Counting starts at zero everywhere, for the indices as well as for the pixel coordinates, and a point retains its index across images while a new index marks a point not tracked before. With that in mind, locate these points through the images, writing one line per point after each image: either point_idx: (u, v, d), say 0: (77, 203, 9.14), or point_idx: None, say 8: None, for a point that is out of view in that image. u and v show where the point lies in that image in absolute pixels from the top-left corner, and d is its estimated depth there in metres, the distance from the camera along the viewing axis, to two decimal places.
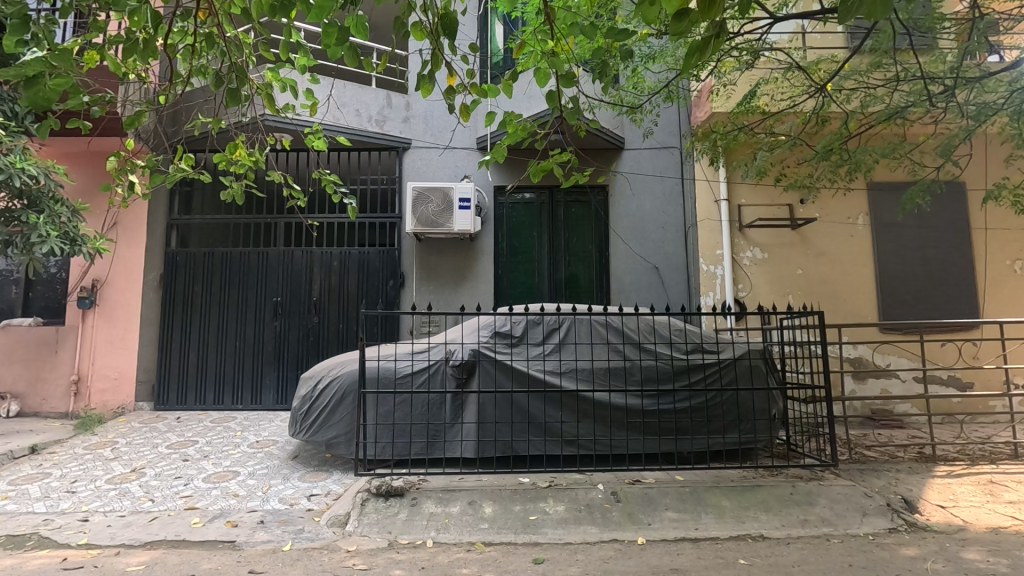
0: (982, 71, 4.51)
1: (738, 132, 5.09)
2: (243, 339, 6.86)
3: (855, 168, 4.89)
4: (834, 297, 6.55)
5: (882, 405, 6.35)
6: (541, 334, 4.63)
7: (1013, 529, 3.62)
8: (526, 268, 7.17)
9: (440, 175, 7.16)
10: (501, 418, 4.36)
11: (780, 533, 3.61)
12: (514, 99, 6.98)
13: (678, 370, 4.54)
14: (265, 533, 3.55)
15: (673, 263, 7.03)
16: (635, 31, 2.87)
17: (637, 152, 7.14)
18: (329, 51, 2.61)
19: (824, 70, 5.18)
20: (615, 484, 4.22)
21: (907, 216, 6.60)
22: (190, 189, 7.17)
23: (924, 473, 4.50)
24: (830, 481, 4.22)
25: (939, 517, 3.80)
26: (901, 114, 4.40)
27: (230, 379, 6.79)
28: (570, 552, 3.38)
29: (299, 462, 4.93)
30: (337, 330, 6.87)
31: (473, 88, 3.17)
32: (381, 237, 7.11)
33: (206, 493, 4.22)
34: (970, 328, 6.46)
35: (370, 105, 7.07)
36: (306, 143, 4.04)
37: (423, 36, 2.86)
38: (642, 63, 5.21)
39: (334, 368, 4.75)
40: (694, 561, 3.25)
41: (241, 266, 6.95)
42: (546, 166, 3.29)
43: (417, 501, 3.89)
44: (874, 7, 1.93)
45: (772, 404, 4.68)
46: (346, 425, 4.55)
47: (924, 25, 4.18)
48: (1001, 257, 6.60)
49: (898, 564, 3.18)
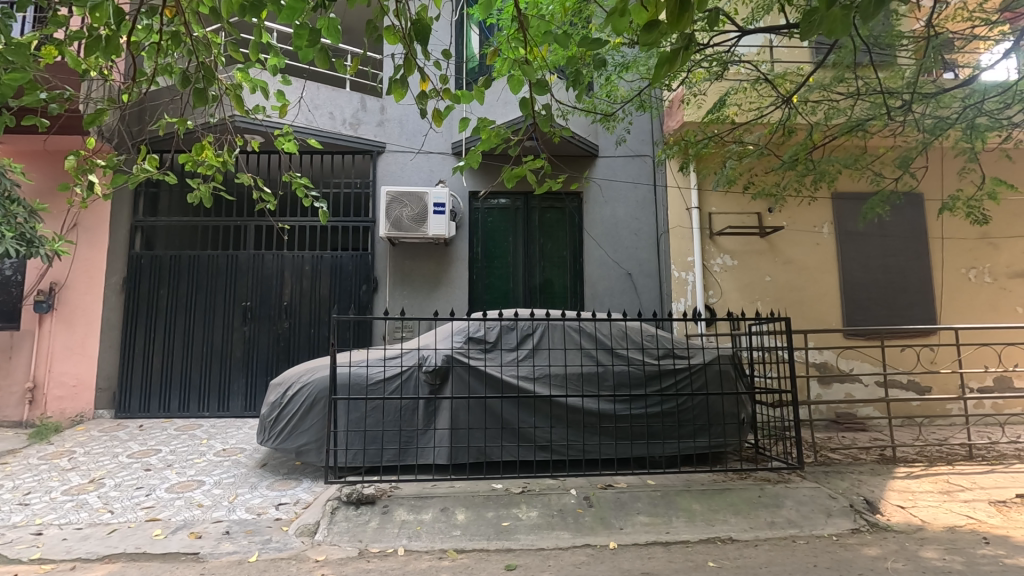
0: (938, 87, 4.70)
1: (707, 141, 5.19)
2: (210, 344, 6.69)
3: (819, 178, 5.03)
4: (801, 304, 6.73)
5: (846, 408, 6.55)
6: (515, 339, 4.63)
7: (968, 528, 3.76)
8: (500, 274, 7.17)
9: (415, 180, 7.12)
10: (474, 424, 4.37)
11: (749, 535, 3.67)
12: (489, 104, 6.99)
13: (650, 375, 4.61)
14: (230, 544, 3.45)
15: (646, 269, 7.14)
16: (607, 41, 2.92)
17: (611, 160, 7.24)
18: (300, 53, 2.57)
19: (791, 82, 5.33)
20: (587, 489, 4.24)
21: (869, 225, 6.83)
22: (156, 190, 6.97)
23: (885, 475, 4.64)
24: (797, 483, 4.32)
25: (899, 517, 3.93)
26: (862, 127, 4.54)
27: (196, 385, 6.62)
28: (543, 558, 3.38)
29: (268, 470, 4.83)
30: (308, 334, 6.76)
31: (446, 93, 3.14)
32: (354, 241, 7.03)
33: (168, 504, 4.08)
34: (928, 334, 6.71)
35: (344, 108, 7.01)
36: (275, 145, 3.97)
37: (397, 40, 2.83)
38: (615, 72, 5.25)
39: (304, 375, 4.67)
40: (664, 564, 3.28)
41: (209, 270, 6.79)
42: (521, 172, 3.31)
43: (389, 509, 3.85)
44: (833, 25, 2.01)
45: (741, 409, 4.78)
46: (316, 432, 4.48)
47: (884, 42, 4.35)
48: (956, 266, 6.87)
49: (860, 563, 3.26)
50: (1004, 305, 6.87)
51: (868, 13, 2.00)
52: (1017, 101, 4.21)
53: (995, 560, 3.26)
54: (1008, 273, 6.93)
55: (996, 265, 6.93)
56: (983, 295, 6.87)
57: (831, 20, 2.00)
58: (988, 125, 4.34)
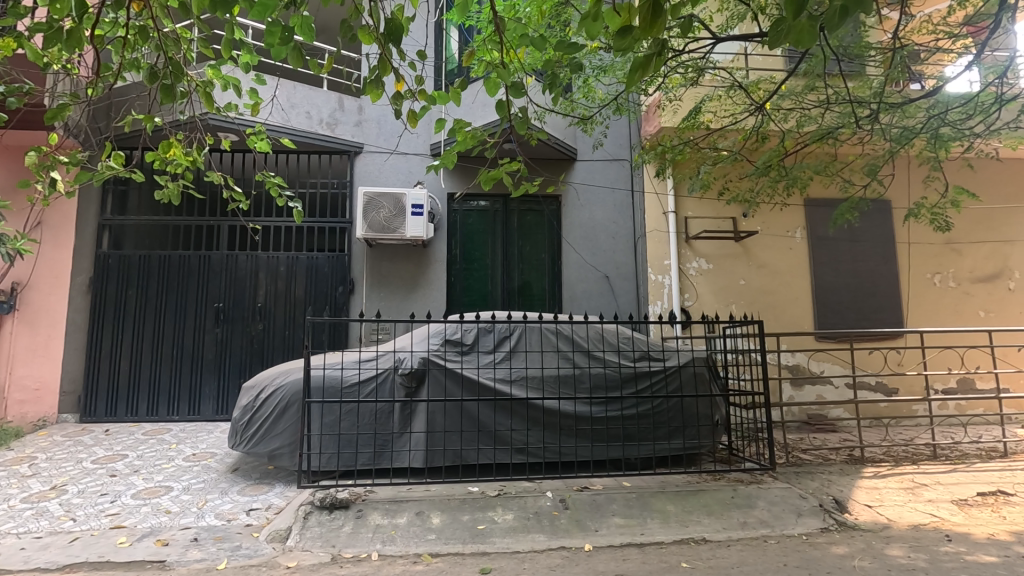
0: (904, 97, 4.83)
1: (683, 146, 5.24)
2: (181, 346, 6.54)
3: (792, 184, 5.12)
4: (774, 307, 6.84)
5: (817, 410, 6.69)
6: (492, 342, 4.64)
7: (931, 526, 3.86)
8: (479, 276, 7.16)
9: (393, 181, 7.07)
10: (450, 427, 4.35)
11: (721, 536, 3.72)
12: (467, 106, 6.98)
13: (626, 377, 4.65)
14: (198, 551, 3.37)
15: (623, 272, 7.20)
16: (583, 45, 2.95)
17: (589, 164, 7.29)
18: (273, 51, 2.53)
19: (764, 89, 5.42)
20: (563, 491, 4.25)
21: (839, 230, 7.01)
22: (125, 188, 6.80)
23: (854, 475, 4.75)
24: (769, 484, 4.39)
25: (866, 516, 4.02)
26: (832, 134, 4.65)
27: (166, 389, 6.46)
28: (518, 561, 3.37)
29: (239, 475, 4.73)
30: (283, 336, 6.66)
31: (421, 95, 3.12)
32: (330, 241, 6.95)
33: (134, 511, 3.97)
34: (895, 336, 6.90)
35: (322, 107, 6.93)
36: (247, 144, 3.89)
37: (372, 40, 2.79)
38: (593, 74, 5.31)
39: (278, 377, 4.59)
40: (639, 566, 3.30)
41: (181, 270, 6.63)
42: (497, 174, 3.31)
43: (363, 513, 3.81)
44: (801, 35, 2.05)
45: (715, 411, 4.84)
46: (290, 435, 4.41)
47: (853, 53, 4.48)
48: (922, 270, 7.08)
49: (829, 562, 3.32)
50: (967, 308, 7.09)
51: (832, 23, 2.05)
52: (977, 112, 4.37)
53: (957, 557, 3.35)
54: (971, 278, 7.16)
55: (960, 269, 7.15)
56: (948, 299, 7.08)
57: (798, 30, 2.04)
58: (951, 135, 4.48)
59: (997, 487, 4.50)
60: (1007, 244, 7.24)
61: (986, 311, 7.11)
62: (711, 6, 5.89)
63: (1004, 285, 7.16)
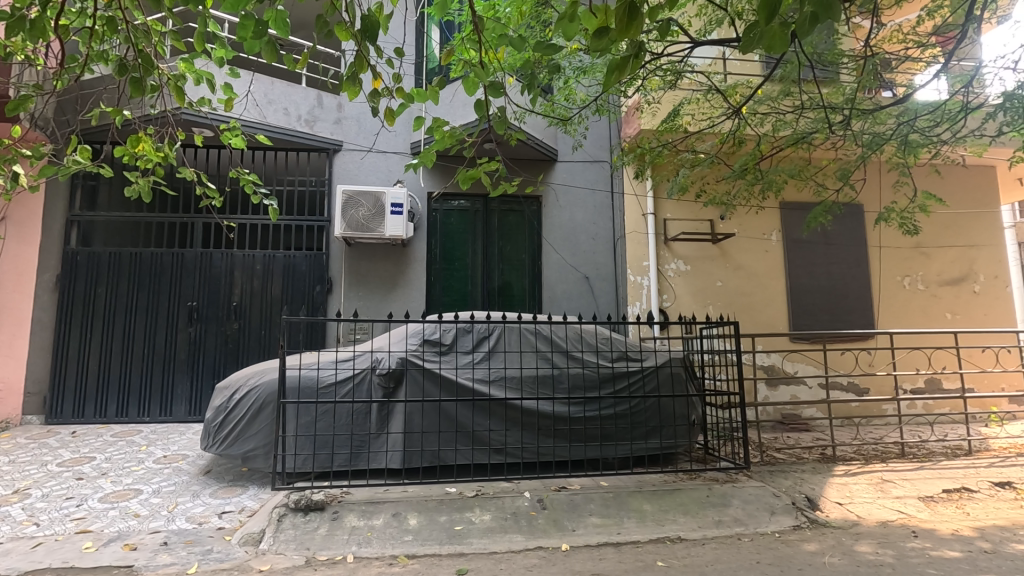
0: (876, 104, 4.95)
1: (661, 148, 5.29)
2: (153, 346, 6.39)
3: (767, 187, 5.20)
4: (750, 308, 6.95)
5: (791, 410, 6.81)
6: (471, 342, 4.63)
7: (898, 522, 3.96)
8: (459, 276, 7.13)
9: (372, 179, 7.01)
10: (428, 427, 4.32)
11: (696, 535, 3.76)
12: (447, 105, 6.96)
13: (604, 378, 4.68)
14: (167, 555, 3.29)
15: (603, 273, 7.25)
16: (563, 46, 2.95)
17: (570, 164, 7.32)
18: (246, 45, 2.47)
19: (741, 93, 5.50)
20: (541, 491, 4.25)
21: (813, 233, 7.15)
22: (95, 182, 6.63)
23: (826, 473, 4.84)
24: (743, 483, 4.46)
25: (837, 513, 4.10)
26: (806, 139, 4.74)
27: (136, 389, 6.30)
28: (495, 562, 3.36)
29: (212, 477, 4.64)
30: (258, 336, 6.56)
31: (399, 92, 3.08)
32: (308, 240, 6.86)
33: (102, 514, 3.87)
34: (867, 338, 7.06)
35: (300, 104, 6.84)
36: (221, 140, 3.81)
37: (348, 36, 2.74)
38: (573, 75, 5.33)
39: (252, 377, 4.51)
40: (615, 565, 3.31)
41: (153, 268, 6.48)
42: (475, 174, 3.30)
43: (339, 514, 3.76)
44: (772, 41, 2.09)
45: (692, 410, 4.89)
46: (264, 437, 4.33)
47: (827, 60, 4.58)
48: (893, 274, 7.26)
49: (800, 559, 3.38)
50: (935, 311, 7.29)
51: (803, 30, 2.08)
52: (945, 119, 4.50)
53: (923, 553, 3.43)
54: (939, 281, 7.36)
55: (928, 272, 7.35)
56: (917, 301, 7.27)
57: (770, 35, 2.08)
58: (920, 141, 4.60)
59: (962, 484, 4.63)
60: (973, 248, 7.46)
61: (952, 313, 7.31)
62: (689, 11, 5.96)
63: (970, 288, 7.39)
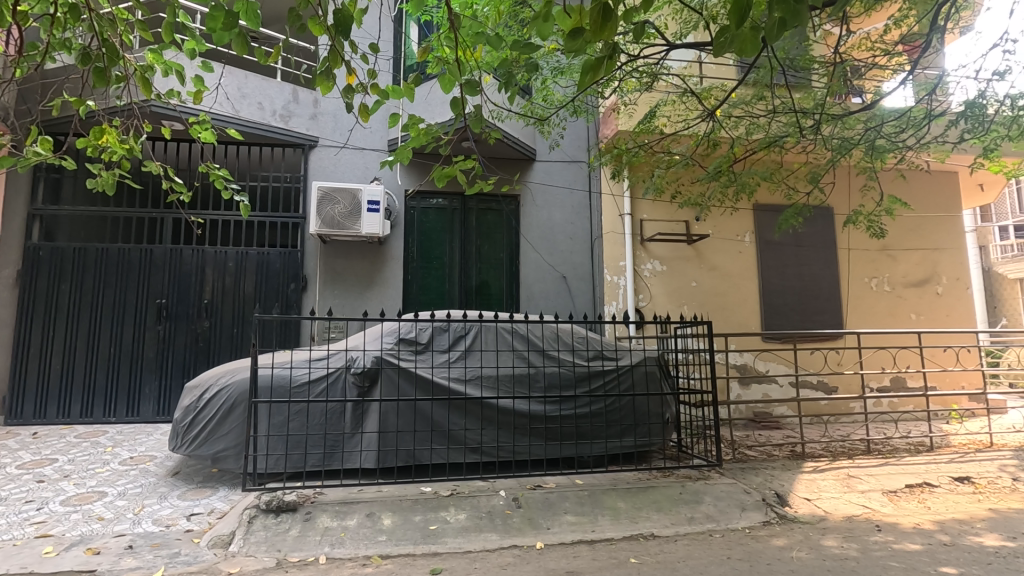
0: (845, 109, 5.07)
1: (638, 149, 5.34)
2: (119, 344, 6.21)
3: (741, 190, 5.28)
4: (724, 308, 7.07)
5: (763, 408, 6.95)
6: (447, 341, 4.62)
7: (863, 517, 4.08)
8: (437, 275, 7.09)
9: (349, 176, 6.93)
10: (404, 427, 4.29)
11: (669, 531, 3.81)
12: (424, 103, 6.92)
13: (580, 376, 4.71)
14: (133, 559, 3.20)
15: (580, 272, 7.29)
16: (540, 46, 2.96)
17: (548, 164, 7.35)
18: (216, 36, 2.40)
19: (715, 97, 5.58)
20: (516, 490, 4.26)
21: (786, 235, 7.31)
22: (59, 175, 6.42)
23: (795, 470, 4.95)
24: (715, 480, 4.53)
25: (805, 508, 4.20)
26: (778, 143, 4.83)
27: (101, 389, 6.12)
28: (469, 561, 3.35)
29: (180, 478, 4.54)
30: (230, 334, 6.43)
31: (374, 89, 3.04)
32: (283, 237, 6.75)
33: (63, 518, 3.74)
34: (835, 338, 7.25)
35: (275, 98, 6.72)
36: (190, 133, 3.70)
37: (322, 31, 2.69)
38: (551, 76, 5.37)
39: (223, 376, 4.42)
40: (589, 562, 3.33)
41: (120, 264, 6.30)
42: (451, 172, 3.27)
43: (311, 515, 3.71)
44: (744, 45, 2.14)
45: (666, 408, 4.95)
46: (235, 437, 4.25)
47: (799, 66, 4.68)
48: (861, 275, 7.46)
49: (769, 554, 3.45)
50: (901, 311, 7.51)
51: (773, 35, 2.13)
52: (910, 126, 4.63)
53: (886, 546, 3.53)
54: (904, 283, 7.59)
55: (895, 274, 7.56)
56: (883, 302, 7.48)
57: (742, 39, 2.12)
58: (885, 147, 4.73)
59: (923, 479, 4.78)
60: (936, 252, 7.71)
61: (917, 314, 7.55)
62: (665, 14, 6.04)
63: (933, 289, 7.63)
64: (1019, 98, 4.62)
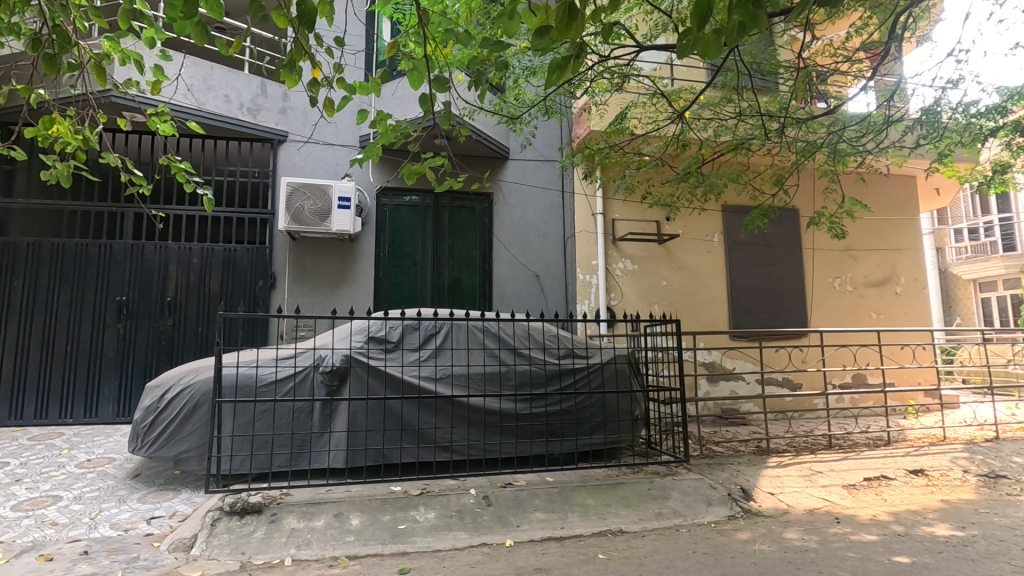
0: (809, 113, 5.21)
1: (609, 149, 5.38)
2: (77, 343, 5.99)
3: (708, 190, 5.37)
4: (694, 307, 7.19)
5: (731, 405, 7.11)
6: (418, 340, 4.59)
7: (823, 510, 4.20)
8: (409, 273, 7.03)
9: (319, 172, 6.83)
10: (373, 426, 4.24)
11: (637, 527, 3.86)
12: (395, 98, 6.85)
13: (551, 374, 4.74)
14: (88, 565, 3.09)
15: (553, 271, 7.32)
16: (510, 44, 2.95)
17: (521, 163, 7.36)
18: (176, 25, 2.33)
19: (685, 99, 5.65)
20: (487, 488, 4.25)
21: (752, 236, 7.48)
22: (11, 167, 6.16)
23: (760, 465, 5.07)
24: (683, 476, 4.61)
25: (768, 503, 4.31)
26: (744, 145, 4.93)
27: (57, 389, 5.90)
28: (438, 559, 3.34)
29: (141, 481, 4.41)
30: (195, 333, 6.27)
31: (340, 84, 2.98)
32: (250, 234, 6.60)
33: (14, 524, 3.59)
34: (800, 336, 7.45)
35: (242, 92, 6.58)
36: (148, 125, 3.60)
37: (287, 23, 2.63)
38: (523, 75, 5.39)
39: (186, 376, 4.31)
40: (558, 559, 3.35)
41: (78, 259, 6.07)
42: (420, 169, 3.25)
43: (277, 517, 3.64)
44: (706, 47, 2.17)
45: (635, 406, 5.02)
46: (198, 438, 4.14)
47: (765, 70, 4.79)
48: (825, 275, 7.68)
49: (733, 547, 3.53)
50: (862, 311, 7.76)
51: (733, 39, 2.16)
52: (870, 131, 4.78)
53: (844, 537, 3.65)
54: (866, 283, 7.83)
55: (856, 275, 7.80)
56: (845, 301, 7.72)
57: (704, 42, 2.15)
58: (847, 151, 4.88)
59: (881, 472, 4.96)
60: (895, 253, 7.98)
61: (877, 313, 7.81)
62: (636, 16, 6.12)
63: (893, 289, 7.90)
64: (970, 106, 4.82)
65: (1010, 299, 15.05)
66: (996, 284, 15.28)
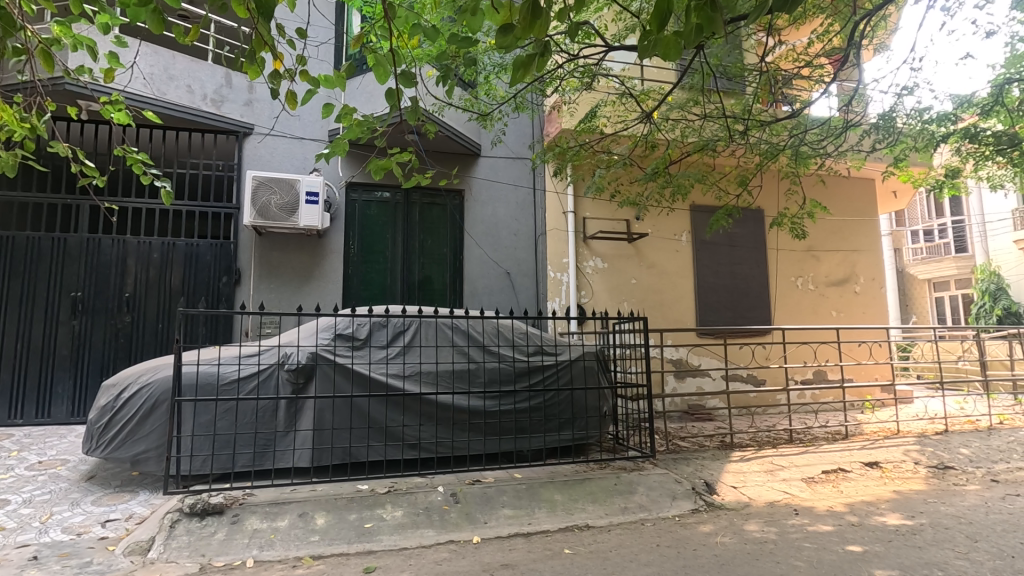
0: (771, 116, 5.34)
1: (577, 148, 5.40)
2: (28, 340, 5.75)
3: (676, 191, 5.43)
4: (662, 304, 7.31)
5: (697, 400, 7.27)
6: (386, 337, 4.53)
7: (782, 502, 4.33)
8: (378, 269, 6.96)
9: (287, 166, 6.70)
10: (340, 424, 4.19)
11: (603, 521, 3.91)
12: (364, 93, 6.77)
13: (520, 371, 4.75)
14: (37, 571, 2.96)
15: (524, 269, 7.34)
16: (477, 40, 2.91)
17: (492, 161, 7.36)
18: (129, 10, 2.24)
19: (652, 100, 5.73)
20: (455, 485, 4.25)
21: (719, 235, 7.63)
22: None
23: (724, 459, 5.19)
24: (649, 471, 4.69)
25: (731, 496, 4.42)
26: (709, 147, 5.03)
27: (7, 389, 5.66)
28: (404, 558, 3.31)
29: (95, 483, 4.26)
30: (155, 330, 6.09)
31: (304, 75, 2.91)
32: (214, 229, 6.44)
33: None
34: (764, 333, 7.65)
35: (206, 82, 6.43)
36: (101, 114, 3.46)
37: (246, 13, 2.54)
38: (493, 71, 5.34)
39: (143, 374, 4.18)
40: (524, 555, 3.37)
41: (29, 254, 5.82)
42: (387, 165, 3.22)
43: (238, 517, 3.56)
44: (666, 49, 2.21)
45: (603, 402, 5.07)
46: (156, 438, 4.02)
47: (731, 72, 4.89)
48: (788, 275, 7.90)
49: (696, 540, 3.61)
50: (823, 309, 8.01)
51: (692, 40, 2.20)
52: (829, 134, 4.92)
53: (801, 529, 3.76)
54: (827, 282, 8.09)
55: (818, 274, 8.05)
56: (807, 299, 7.95)
57: (664, 43, 2.19)
58: (808, 153, 5.02)
59: (838, 465, 5.13)
60: (855, 253, 8.26)
61: (837, 311, 8.07)
62: (605, 16, 6.16)
63: (852, 288, 8.17)
64: (923, 112, 5.02)
65: (961, 299, 15.78)
66: (949, 284, 16.00)
